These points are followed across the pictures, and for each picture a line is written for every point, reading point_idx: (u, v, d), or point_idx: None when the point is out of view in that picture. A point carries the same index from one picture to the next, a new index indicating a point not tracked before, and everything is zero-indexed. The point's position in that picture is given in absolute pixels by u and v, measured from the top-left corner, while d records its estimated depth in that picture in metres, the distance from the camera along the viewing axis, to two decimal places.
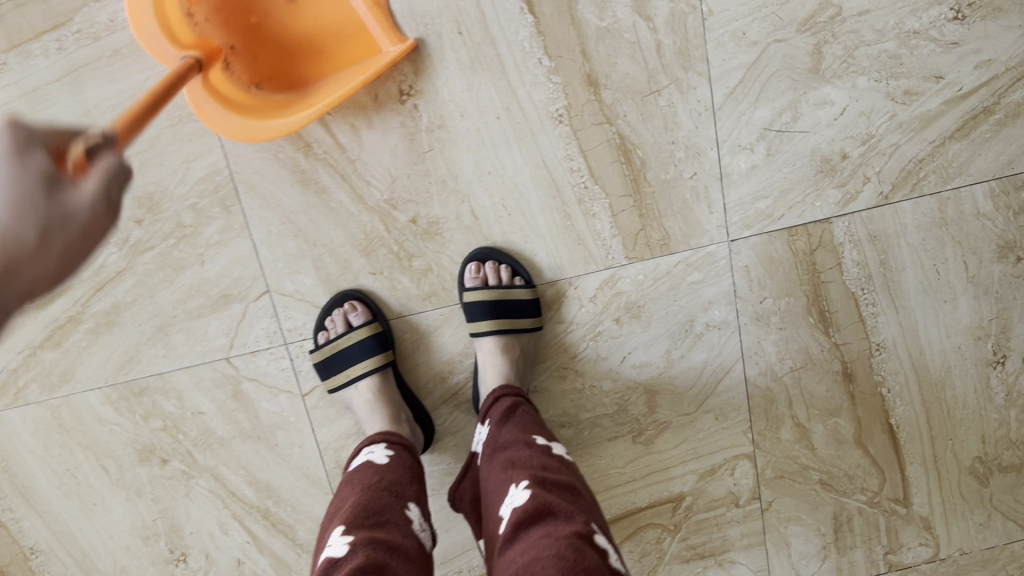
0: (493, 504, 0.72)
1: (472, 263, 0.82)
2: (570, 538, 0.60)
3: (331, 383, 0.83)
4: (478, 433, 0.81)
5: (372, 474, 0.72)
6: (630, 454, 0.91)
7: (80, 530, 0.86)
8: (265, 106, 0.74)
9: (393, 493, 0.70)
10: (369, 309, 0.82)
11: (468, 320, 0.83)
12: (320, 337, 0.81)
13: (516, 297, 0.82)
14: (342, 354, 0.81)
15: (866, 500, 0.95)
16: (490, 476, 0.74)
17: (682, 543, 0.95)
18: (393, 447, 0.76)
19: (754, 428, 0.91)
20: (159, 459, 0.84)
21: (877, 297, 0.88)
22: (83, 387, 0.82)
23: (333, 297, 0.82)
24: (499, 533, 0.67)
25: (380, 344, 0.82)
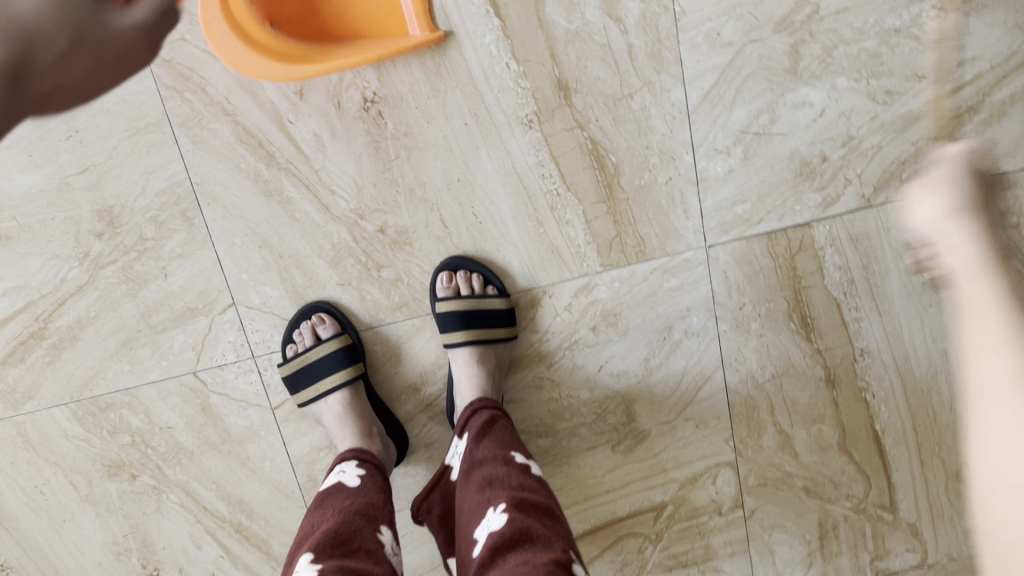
0: (467, 526, 0.70)
1: (443, 273, 0.80)
2: (549, 565, 0.59)
3: (300, 397, 0.81)
4: (453, 447, 0.80)
5: (344, 497, 0.70)
6: (609, 463, 0.89)
7: (50, 546, 0.85)
8: (276, 47, 0.71)
9: (365, 516, 0.68)
10: (337, 322, 0.80)
11: (441, 331, 0.81)
12: (288, 351, 0.80)
13: (490, 307, 0.80)
14: (312, 368, 0.79)
15: (852, 506, 0.93)
16: (465, 496, 0.72)
17: (664, 552, 0.93)
18: (364, 467, 0.75)
19: (735, 435, 0.89)
20: (128, 474, 0.83)
21: (860, 301, 0.86)
22: (47, 403, 0.80)
23: (300, 309, 0.80)
24: (473, 557, 0.65)
25: (351, 357, 0.81)
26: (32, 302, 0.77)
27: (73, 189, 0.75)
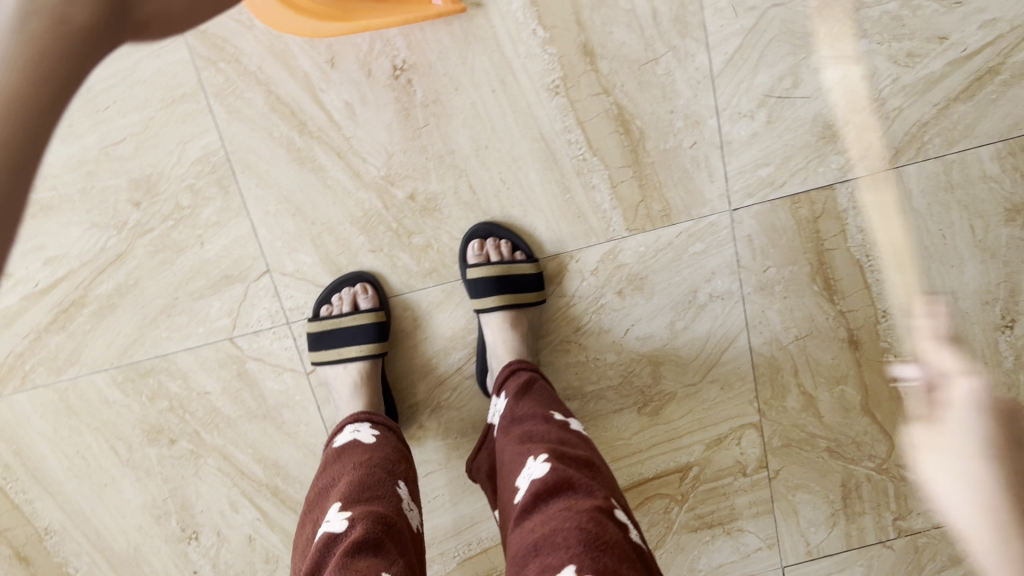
0: (507, 474, 0.73)
1: (474, 240, 0.81)
2: (591, 511, 0.62)
3: (317, 355, 0.82)
4: (493, 406, 0.82)
5: (367, 451, 0.74)
6: (636, 425, 0.91)
7: (92, 509, 0.87)
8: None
9: (387, 469, 0.71)
10: (378, 295, 0.82)
11: (472, 296, 0.82)
12: (322, 310, 0.82)
13: (520, 272, 0.82)
14: (340, 332, 0.80)
15: (874, 466, 0.95)
16: (505, 447, 0.75)
17: (690, 512, 0.95)
18: (377, 426, 0.77)
19: (759, 397, 0.91)
20: (167, 439, 0.85)
21: (883, 263, 0.87)
22: (88, 370, 0.82)
23: (343, 276, 0.82)
24: (514, 504, 0.69)
25: (380, 331, 0.83)
26: (73, 270, 0.79)
27: (111, 158, 0.77)
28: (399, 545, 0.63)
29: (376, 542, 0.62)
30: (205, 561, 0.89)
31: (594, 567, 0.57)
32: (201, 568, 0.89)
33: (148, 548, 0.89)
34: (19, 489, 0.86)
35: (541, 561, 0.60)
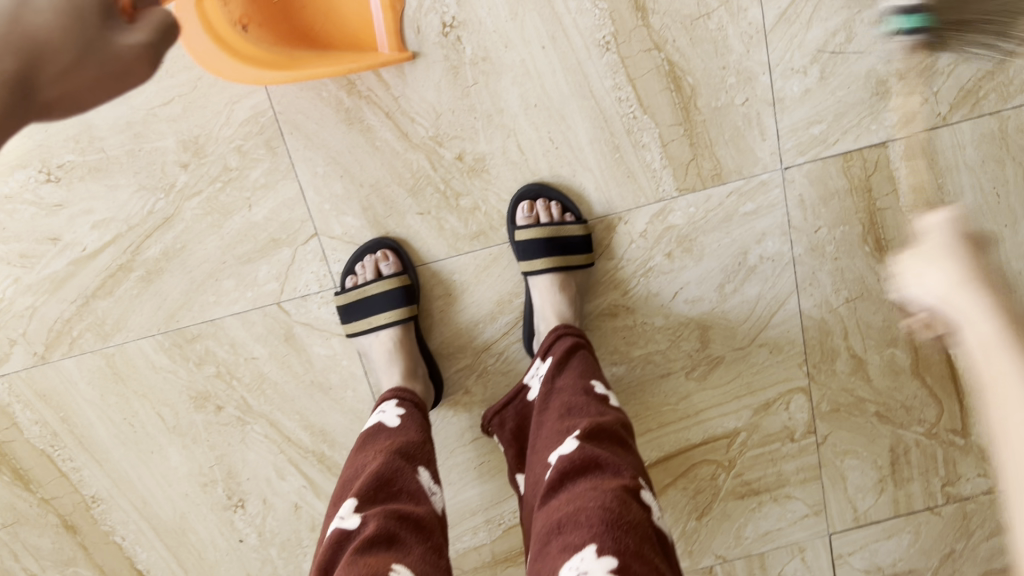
0: (541, 449, 0.72)
1: (523, 201, 0.81)
2: (617, 491, 0.61)
3: (350, 328, 0.82)
4: (533, 369, 0.81)
5: (389, 436, 0.72)
6: (683, 390, 0.90)
7: (138, 477, 0.87)
8: (246, 48, 0.70)
9: (405, 455, 0.70)
10: (400, 261, 0.82)
11: (520, 259, 0.82)
12: (348, 281, 0.81)
13: (569, 234, 0.81)
14: (367, 301, 0.81)
15: (923, 431, 0.94)
16: (544, 423, 0.74)
17: (737, 479, 0.95)
18: (404, 407, 0.76)
19: (809, 360, 0.90)
20: (214, 405, 0.85)
21: (935, 223, 0.85)
22: (135, 335, 0.82)
23: (365, 243, 0.81)
24: (543, 481, 0.68)
25: (407, 297, 0.82)
26: (120, 234, 0.78)
27: (158, 120, 0.76)
28: (415, 539, 0.62)
29: (390, 536, 0.61)
30: (250, 530, 0.89)
31: (615, 549, 0.56)
32: (247, 536, 0.90)
33: (195, 515, 0.89)
34: (66, 457, 0.85)
35: (563, 539, 0.59)
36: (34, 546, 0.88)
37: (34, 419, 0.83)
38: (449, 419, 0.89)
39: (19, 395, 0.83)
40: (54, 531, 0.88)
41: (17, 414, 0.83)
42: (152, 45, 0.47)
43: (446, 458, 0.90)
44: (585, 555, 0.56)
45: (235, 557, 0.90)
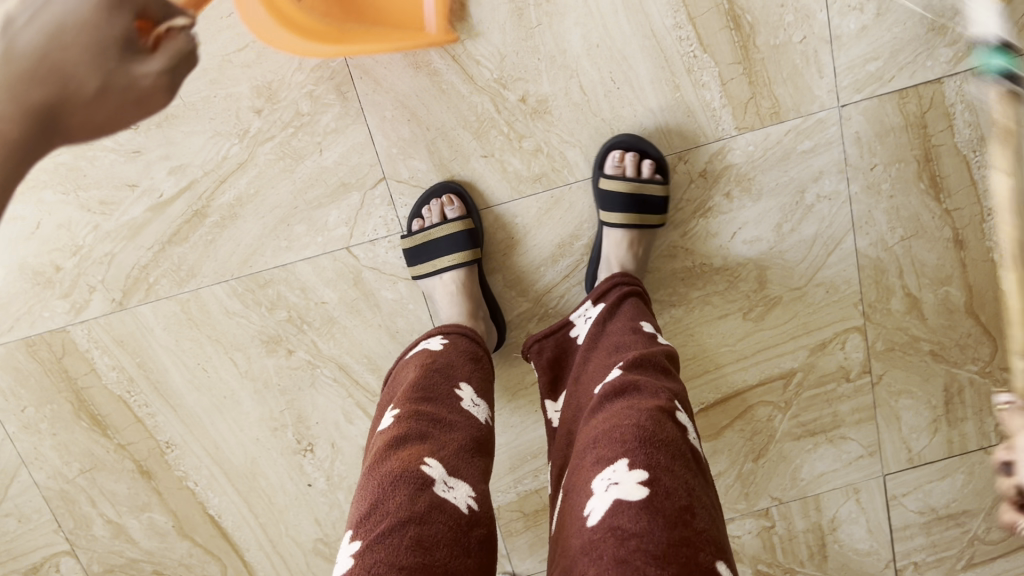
0: (589, 382, 0.72)
1: (616, 150, 0.83)
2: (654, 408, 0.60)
3: (416, 271, 0.84)
4: (582, 307, 0.83)
5: (429, 356, 0.77)
6: (741, 330, 0.92)
7: (211, 422, 0.89)
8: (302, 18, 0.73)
9: (444, 373, 0.74)
10: (465, 205, 0.83)
11: (601, 207, 0.84)
12: (414, 225, 0.83)
13: (651, 193, 0.82)
14: (433, 244, 0.82)
15: (977, 370, 0.95)
16: (592, 359, 0.74)
17: (793, 420, 0.96)
18: (448, 334, 0.80)
19: (865, 299, 0.91)
20: (285, 349, 0.87)
21: (990, 159, 0.86)
22: (209, 281, 0.84)
23: (434, 187, 0.83)
24: (587, 408, 0.68)
25: (471, 241, 0.84)
26: (197, 180, 0.81)
27: (232, 66, 0.78)
28: (447, 435, 0.67)
29: (422, 434, 0.66)
30: (318, 474, 0.92)
31: (646, 463, 0.55)
32: (316, 480, 0.92)
33: (265, 460, 0.91)
34: (142, 402, 0.88)
35: (597, 453, 0.58)
36: (111, 492, 0.91)
37: (112, 364, 0.86)
38: (511, 361, 0.91)
39: (97, 341, 0.85)
40: (129, 477, 0.90)
41: (95, 360, 0.86)
42: (172, 70, 0.41)
43: (508, 401, 0.93)
44: (617, 468, 0.55)
45: (304, 503, 0.92)
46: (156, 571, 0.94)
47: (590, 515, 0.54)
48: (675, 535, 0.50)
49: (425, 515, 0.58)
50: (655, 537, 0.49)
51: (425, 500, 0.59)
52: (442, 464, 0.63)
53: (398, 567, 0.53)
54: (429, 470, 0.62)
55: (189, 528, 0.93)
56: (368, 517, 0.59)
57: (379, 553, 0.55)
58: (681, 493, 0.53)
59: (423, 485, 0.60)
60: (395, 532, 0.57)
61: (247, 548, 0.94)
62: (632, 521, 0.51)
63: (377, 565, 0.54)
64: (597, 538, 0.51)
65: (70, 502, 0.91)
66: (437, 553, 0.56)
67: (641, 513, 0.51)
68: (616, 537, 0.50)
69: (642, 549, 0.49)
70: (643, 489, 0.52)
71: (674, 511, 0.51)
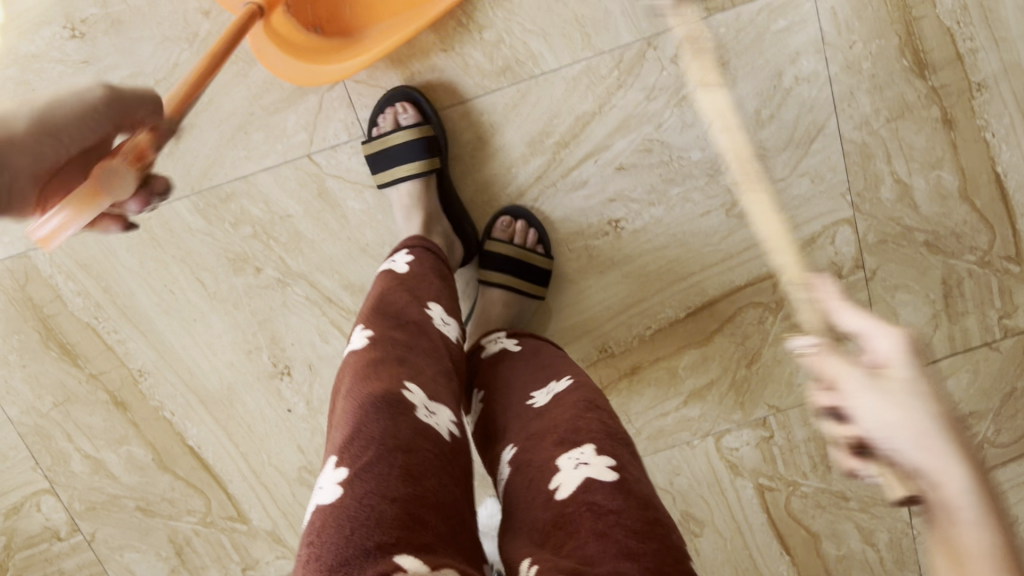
0: (514, 388, 0.70)
1: (506, 216, 0.87)
2: (606, 409, 0.62)
3: (380, 179, 0.82)
4: (495, 335, 0.83)
5: (392, 281, 0.73)
6: (724, 228, 0.88)
7: (183, 347, 0.87)
8: (314, 48, 0.80)
9: (412, 293, 0.71)
10: (422, 112, 0.82)
11: (483, 265, 0.89)
12: (372, 132, 0.82)
13: (535, 261, 0.87)
14: (390, 152, 0.81)
15: (976, 260, 0.90)
16: (520, 366, 0.73)
17: (785, 322, 0.92)
18: (413, 244, 0.78)
19: (852, 188, 0.88)
20: (253, 268, 0.85)
21: (975, 30, 0.84)
22: (171, 198, 0.83)
23: (390, 94, 0.82)
24: (519, 408, 0.67)
25: (428, 150, 0.82)
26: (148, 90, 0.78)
27: None
28: (422, 363, 0.63)
29: (398, 358, 0.62)
30: (298, 399, 0.89)
31: (613, 451, 0.56)
32: (295, 406, 0.89)
33: (241, 386, 0.88)
34: (110, 329, 0.86)
35: (554, 437, 0.59)
36: (86, 426, 0.89)
37: (77, 290, 0.84)
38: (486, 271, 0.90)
39: (60, 266, 0.84)
40: (104, 409, 0.88)
41: (59, 286, 0.84)
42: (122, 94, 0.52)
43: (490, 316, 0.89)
44: (585, 451, 0.56)
45: (285, 430, 0.90)
46: (139, 507, 0.92)
47: (557, 490, 0.54)
48: (651, 515, 0.51)
49: (413, 441, 0.54)
50: (633, 513, 0.50)
51: (412, 424, 0.55)
52: (423, 390, 0.59)
53: (392, 497, 0.48)
54: (411, 394, 0.58)
55: (169, 462, 0.91)
56: (351, 443, 0.53)
57: (371, 483, 0.49)
58: (645, 484, 0.55)
59: (405, 410, 0.56)
60: (383, 455, 0.51)
61: (229, 479, 0.91)
62: (608, 498, 0.52)
63: (370, 493, 0.48)
64: (570, 512, 0.52)
65: (46, 438, 0.89)
66: (426, 482, 0.51)
67: (616, 492, 0.52)
68: (593, 511, 0.51)
69: (620, 523, 0.50)
70: (615, 472, 0.54)
71: (644, 493, 0.53)
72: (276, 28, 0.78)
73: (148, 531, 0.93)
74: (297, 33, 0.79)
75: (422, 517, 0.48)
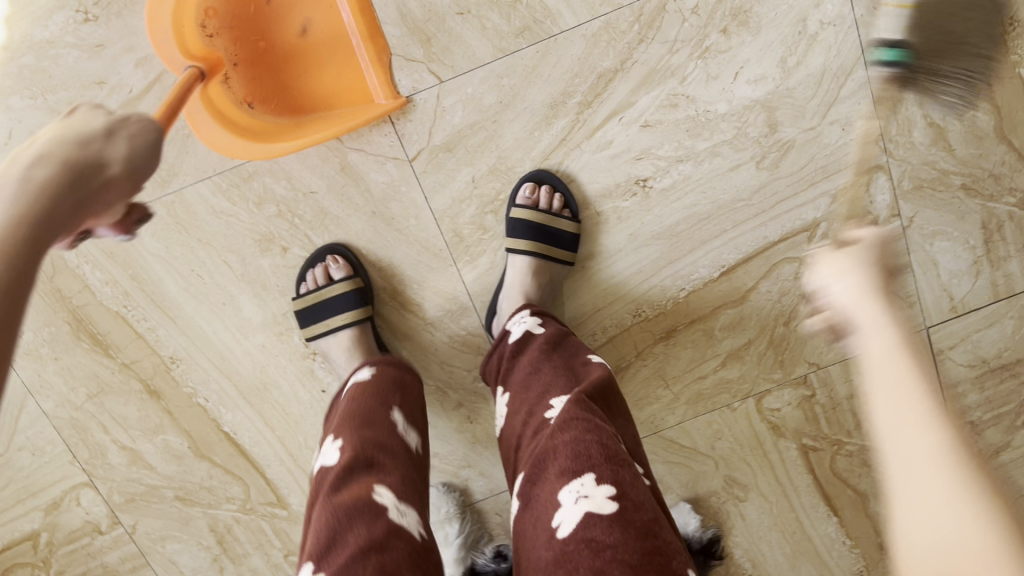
0: (534, 394, 0.73)
1: (528, 183, 0.85)
2: (603, 427, 0.64)
3: (308, 332, 0.86)
4: (517, 315, 0.83)
5: (361, 390, 0.76)
6: (755, 183, 0.86)
7: (214, 332, 0.86)
8: (251, 123, 0.80)
9: (379, 400, 0.75)
10: (352, 264, 0.86)
11: (508, 234, 0.85)
12: (302, 287, 0.85)
13: (561, 227, 0.85)
14: (324, 304, 0.84)
15: (1016, 202, 0.88)
16: (541, 369, 0.75)
17: (823, 276, 0.90)
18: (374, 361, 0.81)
19: (884, 134, 0.86)
20: (280, 248, 0.85)
21: None
22: (193, 179, 0.83)
23: (317, 252, 0.85)
24: (537, 423, 0.69)
25: (363, 300, 0.86)
26: (164, 71, 0.76)
27: None
28: (391, 464, 0.67)
29: (369, 459, 0.66)
30: (331, 379, 0.88)
31: (613, 478, 0.59)
32: (330, 385, 0.89)
33: (274, 368, 0.88)
34: (140, 317, 0.85)
35: (558, 463, 0.62)
36: (120, 416, 0.88)
37: (105, 279, 0.84)
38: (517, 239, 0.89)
39: (87, 255, 0.84)
40: (138, 398, 0.88)
41: (87, 276, 0.84)
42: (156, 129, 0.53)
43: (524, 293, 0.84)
44: (585, 482, 0.59)
45: (320, 410, 0.89)
46: (178, 497, 0.91)
47: (559, 527, 0.58)
48: (648, 545, 0.55)
49: (386, 541, 0.58)
50: (629, 548, 0.54)
51: (383, 527, 0.59)
52: (394, 491, 0.64)
53: None
54: (381, 497, 0.62)
55: (206, 450, 0.90)
56: (326, 552, 0.57)
57: None
58: (647, 507, 0.57)
59: (380, 514, 0.60)
60: (357, 559, 0.56)
61: (267, 464, 0.91)
62: (606, 533, 0.55)
63: None
64: (570, 550, 0.55)
65: (81, 430, 0.89)
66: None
67: (614, 526, 0.55)
68: (591, 549, 0.55)
69: (617, 559, 0.53)
70: (614, 503, 0.57)
71: (644, 522, 0.56)
72: (213, 95, 0.78)
73: (188, 521, 0.92)
74: (233, 106, 0.79)
75: None
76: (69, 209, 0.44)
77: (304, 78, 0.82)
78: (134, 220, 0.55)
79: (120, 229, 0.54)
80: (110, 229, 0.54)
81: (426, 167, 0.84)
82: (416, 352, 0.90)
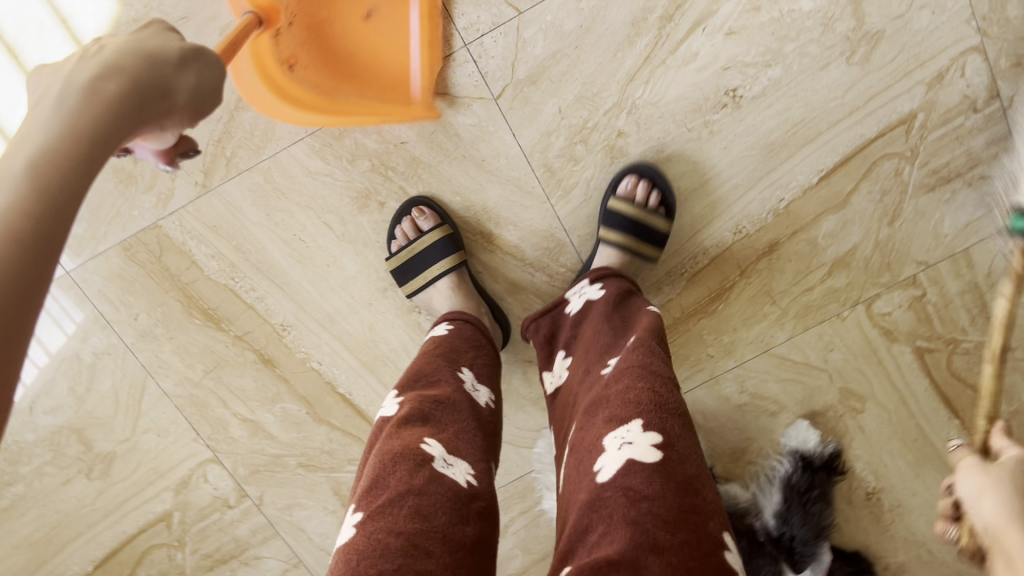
0: (600, 346, 0.71)
1: (629, 176, 0.86)
2: (662, 376, 0.62)
3: (408, 288, 0.87)
4: (579, 285, 0.83)
5: (430, 347, 0.76)
6: (847, 79, 0.84)
7: (322, 296, 0.88)
8: (292, 87, 0.79)
9: (448, 358, 0.74)
10: (437, 214, 0.86)
11: (602, 225, 0.86)
12: (394, 246, 0.86)
13: (654, 222, 0.86)
14: (417, 259, 0.84)
15: None
16: (611, 324, 0.73)
17: (924, 169, 0.86)
18: (453, 320, 0.80)
19: (977, 13, 0.82)
20: (377, 203, 0.86)
21: None
22: (286, 143, 0.84)
23: (402, 206, 0.86)
24: (600, 372, 0.68)
25: (454, 247, 0.86)
26: None
27: None
28: (447, 419, 0.65)
29: (424, 415, 0.65)
30: None
31: (660, 428, 0.57)
32: None
33: (382, 325, 0.89)
34: (249, 287, 0.87)
35: (609, 412, 0.61)
36: (238, 388, 0.90)
37: (211, 253, 0.86)
38: (608, 167, 0.87)
39: (191, 231, 0.86)
40: (253, 369, 0.90)
41: (193, 251, 0.86)
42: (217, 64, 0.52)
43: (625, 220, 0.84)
44: (631, 428, 0.57)
45: None
46: (301, 464, 0.92)
47: (601, 471, 0.56)
48: (686, 502, 0.53)
49: (424, 487, 0.56)
50: (667, 502, 0.52)
51: (424, 473, 0.57)
52: (443, 443, 0.62)
53: (396, 532, 0.52)
54: (429, 447, 0.60)
55: (323, 415, 0.91)
56: (371, 491, 0.57)
57: (383, 521, 0.54)
58: (691, 464, 0.56)
59: (422, 461, 0.59)
60: (395, 503, 0.55)
61: None
62: (645, 483, 0.53)
63: (379, 532, 0.53)
64: (607, 495, 0.54)
65: (202, 407, 0.90)
66: (436, 520, 0.54)
67: (655, 477, 0.54)
68: (627, 497, 0.53)
69: (652, 512, 0.51)
70: (657, 453, 0.55)
71: (685, 477, 0.54)
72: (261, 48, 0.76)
73: (313, 487, 0.93)
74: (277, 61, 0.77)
75: (426, 550, 0.51)
76: (131, 125, 0.43)
77: (352, 54, 0.80)
78: (179, 150, 0.52)
79: (162, 156, 0.51)
80: (151, 152, 0.51)
81: (511, 104, 0.84)
82: (518, 297, 0.91)
